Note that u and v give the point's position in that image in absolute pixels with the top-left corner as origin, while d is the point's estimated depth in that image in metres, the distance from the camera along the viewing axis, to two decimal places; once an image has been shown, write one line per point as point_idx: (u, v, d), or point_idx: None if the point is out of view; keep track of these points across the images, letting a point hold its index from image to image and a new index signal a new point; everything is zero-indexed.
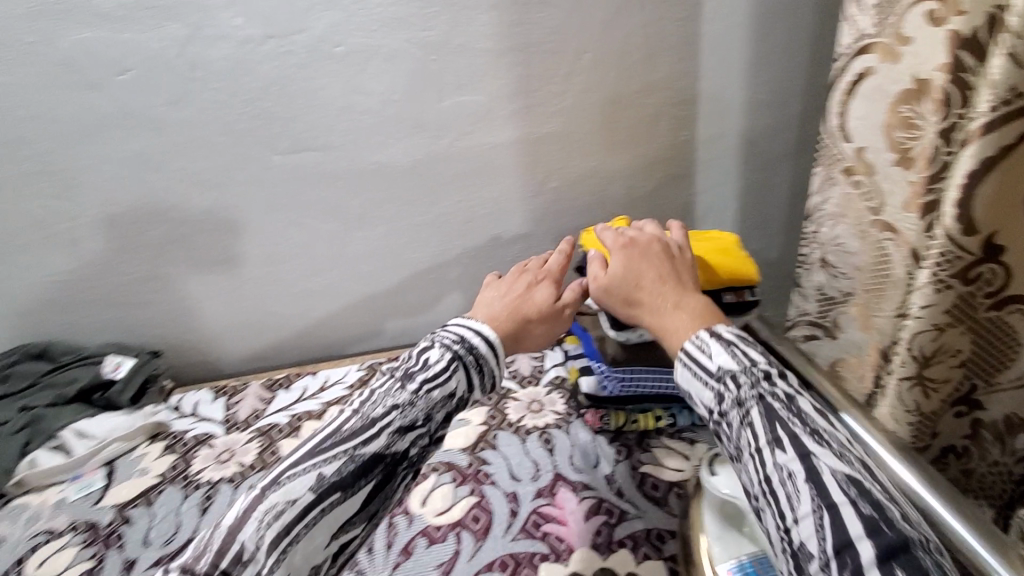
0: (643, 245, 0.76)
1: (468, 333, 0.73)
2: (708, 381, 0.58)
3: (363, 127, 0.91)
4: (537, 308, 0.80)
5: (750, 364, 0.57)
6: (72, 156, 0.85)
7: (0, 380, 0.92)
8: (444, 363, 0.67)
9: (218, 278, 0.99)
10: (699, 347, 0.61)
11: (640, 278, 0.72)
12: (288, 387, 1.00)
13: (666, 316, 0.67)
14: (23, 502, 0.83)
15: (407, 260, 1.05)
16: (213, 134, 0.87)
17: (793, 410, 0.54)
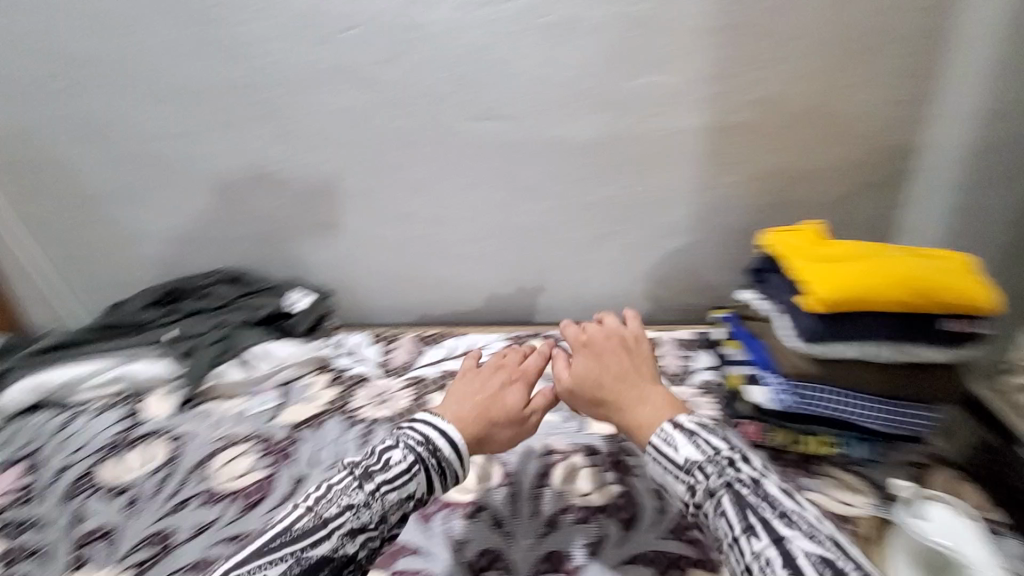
0: (599, 344, 0.73)
1: (419, 424, 0.66)
2: (677, 474, 0.57)
3: (551, 98, 0.92)
4: (502, 406, 0.70)
5: (715, 453, 0.56)
6: (293, 104, 0.93)
7: (204, 295, 1.03)
8: (405, 464, 0.61)
9: (390, 231, 1.05)
10: (664, 440, 0.59)
11: (602, 373, 0.69)
12: (437, 344, 1.05)
13: (635, 411, 0.64)
14: (209, 407, 0.91)
15: (566, 236, 1.05)
16: (415, 95, 0.92)
17: (761, 495, 0.52)
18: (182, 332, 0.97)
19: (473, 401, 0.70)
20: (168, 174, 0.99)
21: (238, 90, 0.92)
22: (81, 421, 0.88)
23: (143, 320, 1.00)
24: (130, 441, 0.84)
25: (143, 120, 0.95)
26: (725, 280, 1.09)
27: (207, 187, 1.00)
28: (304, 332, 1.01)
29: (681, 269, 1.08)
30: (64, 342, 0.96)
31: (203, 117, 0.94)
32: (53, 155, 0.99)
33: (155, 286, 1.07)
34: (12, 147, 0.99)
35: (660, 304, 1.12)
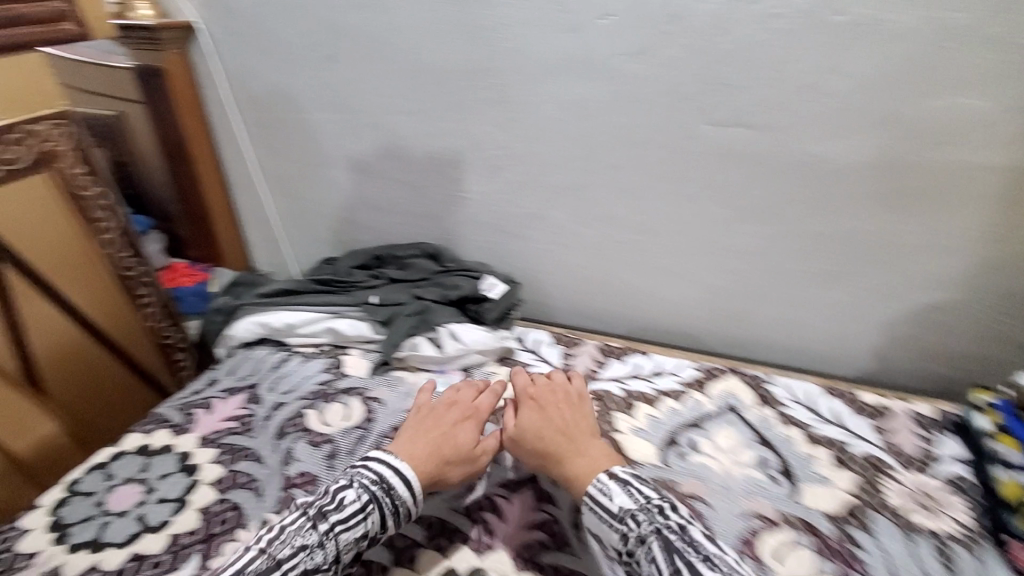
0: (548, 397, 0.79)
1: (388, 469, 0.68)
2: (612, 523, 0.62)
3: (817, 110, 0.79)
4: (472, 449, 0.74)
5: (645, 501, 0.63)
6: (526, 91, 0.90)
7: (406, 266, 1.08)
8: (359, 503, 0.64)
9: (592, 233, 1.00)
10: (601, 490, 0.65)
11: (546, 427, 0.74)
12: (621, 359, 0.98)
13: (577, 461, 0.69)
14: (399, 375, 0.94)
15: (788, 269, 0.93)
16: (657, 92, 0.84)
17: (686, 540, 0.58)
18: (384, 298, 1.01)
19: (438, 436, 0.73)
20: (394, 148, 1.03)
21: (476, 72, 0.91)
22: (292, 364, 0.95)
23: (352, 281, 1.07)
24: (331, 393, 0.89)
25: (381, 94, 0.98)
26: (987, 352, 0.89)
27: (428, 163, 1.03)
28: (493, 321, 1.00)
29: (929, 328, 0.90)
30: (286, 288, 1.05)
31: (438, 96, 0.95)
32: (297, 119, 1.07)
33: (365, 250, 1.14)
34: (265, 108, 1.08)
35: (887, 361, 0.96)
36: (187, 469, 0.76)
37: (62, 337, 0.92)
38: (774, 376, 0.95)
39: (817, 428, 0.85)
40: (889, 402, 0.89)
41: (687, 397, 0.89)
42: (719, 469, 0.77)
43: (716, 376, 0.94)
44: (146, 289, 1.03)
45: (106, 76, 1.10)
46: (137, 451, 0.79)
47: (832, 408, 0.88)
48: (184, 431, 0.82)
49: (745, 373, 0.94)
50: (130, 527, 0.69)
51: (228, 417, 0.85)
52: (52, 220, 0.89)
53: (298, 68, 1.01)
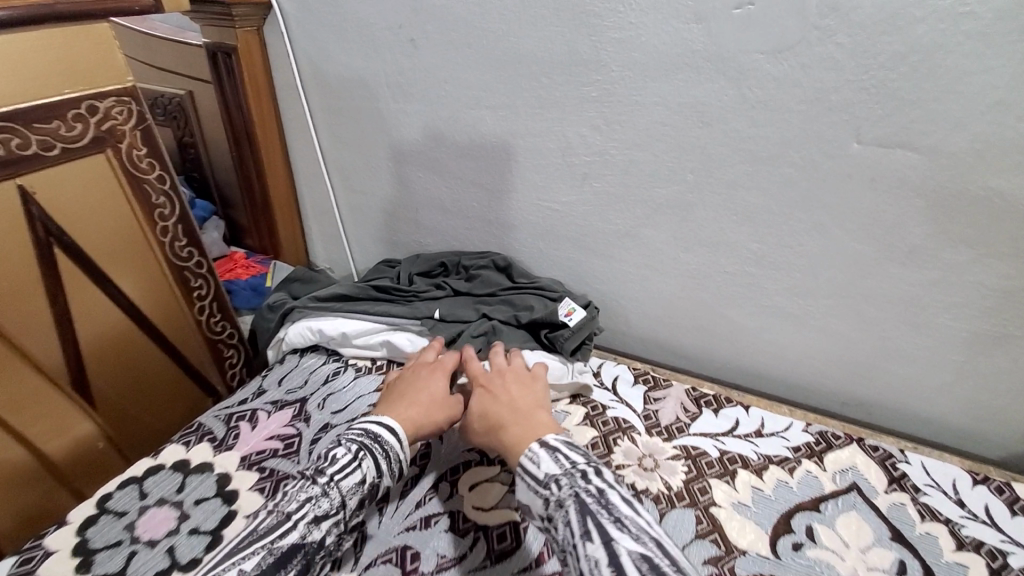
0: (504, 374, 0.74)
1: (375, 425, 0.66)
2: (536, 488, 0.57)
3: (1014, 134, 0.62)
4: (436, 413, 0.70)
5: (571, 467, 0.57)
6: (631, 91, 0.77)
7: (472, 278, 0.98)
8: (351, 453, 0.61)
9: (691, 259, 0.86)
10: (529, 457, 0.59)
11: (493, 402, 0.69)
12: (716, 410, 0.83)
13: (513, 428, 0.64)
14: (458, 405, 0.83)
15: (936, 324, 0.76)
16: (796, 100, 0.69)
17: (601, 502, 0.53)
18: (451, 315, 0.92)
19: (413, 403, 0.70)
20: (470, 145, 0.93)
21: (574, 66, 0.79)
22: (344, 379, 0.87)
23: (415, 291, 0.98)
24: None
25: (462, 86, 0.88)
26: None
27: (506, 164, 0.92)
28: (569, 352, 0.89)
29: None
30: (345, 293, 0.97)
31: (526, 90, 0.83)
32: (368, 108, 0.98)
33: (429, 256, 1.05)
34: (333, 94, 1.00)
35: None
36: (224, 496, 0.68)
37: (111, 328, 0.86)
38: (906, 451, 0.78)
39: (964, 527, 0.69)
40: None
41: (797, 468, 0.74)
42: (846, 572, 0.62)
43: (832, 442, 0.79)
44: (199, 280, 0.97)
45: (182, 53, 1.06)
46: (174, 466, 0.71)
47: (984, 503, 0.72)
48: (225, 448, 0.74)
49: (868, 444, 0.78)
50: (157, 561, 0.61)
51: (273, 436, 0.76)
52: (110, 204, 0.83)
53: (373, 52, 0.92)
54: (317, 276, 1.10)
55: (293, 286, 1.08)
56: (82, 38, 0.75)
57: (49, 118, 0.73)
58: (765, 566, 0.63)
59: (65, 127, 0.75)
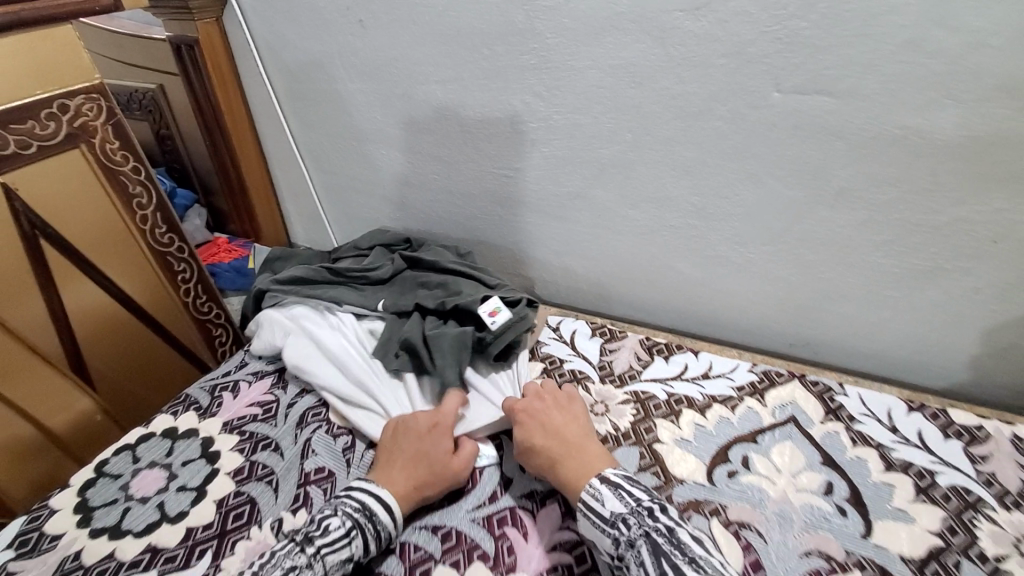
0: (542, 406, 0.74)
1: (381, 506, 0.64)
2: (605, 529, 0.59)
3: (922, 72, 0.64)
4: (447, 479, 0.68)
5: (636, 504, 0.60)
6: (567, 56, 0.80)
7: (415, 264, 1.01)
8: (344, 527, 0.61)
9: (639, 215, 0.90)
10: (591, 495, 0.62)
11: (541, 437, 0.70)
12: (667, 357, 0.89)
13: (571, 469, 0.65)
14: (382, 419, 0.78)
15: (868, 263, 0.79)
16: (718, 54, 0.72)
17: (672, 541, 0.55)
18: (394, 305, 0.93)
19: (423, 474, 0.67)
20: (426, 120, 0.96)
21: (510, 35, 0.81)
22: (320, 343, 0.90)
23: (366, 273, 1.00)
24: None
25: (412, 62, 0.91)
26: None
27: (459, 136, 0.95)
28: (494, 355, 0.86)
29: None
30: (304, 277, 1.00)
31: (470, 62, 0.86)
32: (329, 91, 1.02)
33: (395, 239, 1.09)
34: (294, 79, 1.04)
35: (988, 373, 0.82)
36: (209, 456, 0.76)
37: (103, 315, 0.93)
38: (845, 384, 0.82)
39: (894, 450, 0.73)
40: (990, 425, 0.75)
41: (740, 405, 0.80)
42: (775, 494, 0.68)
43: (773, 380, 0.83)
44: (182, 264, 1.03)
45: (149, 49, 1.10)
46: (164, 433, 0.79)
47: (917, 429, 0.75)
48: (209, 415, 0.82)
49: (809, 380, 0.83)
50: (149, 515, 0.69)
51: (252, 403, 0.83)
52: (91, 197, 0.89)
53: (326, 36, 0.95)
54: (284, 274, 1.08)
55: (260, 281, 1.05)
56: (45, 41, 0.79)
57: (25, 118, 0.78)
58: (700, 492, 0.69)
59: (40, 125, 0.80)
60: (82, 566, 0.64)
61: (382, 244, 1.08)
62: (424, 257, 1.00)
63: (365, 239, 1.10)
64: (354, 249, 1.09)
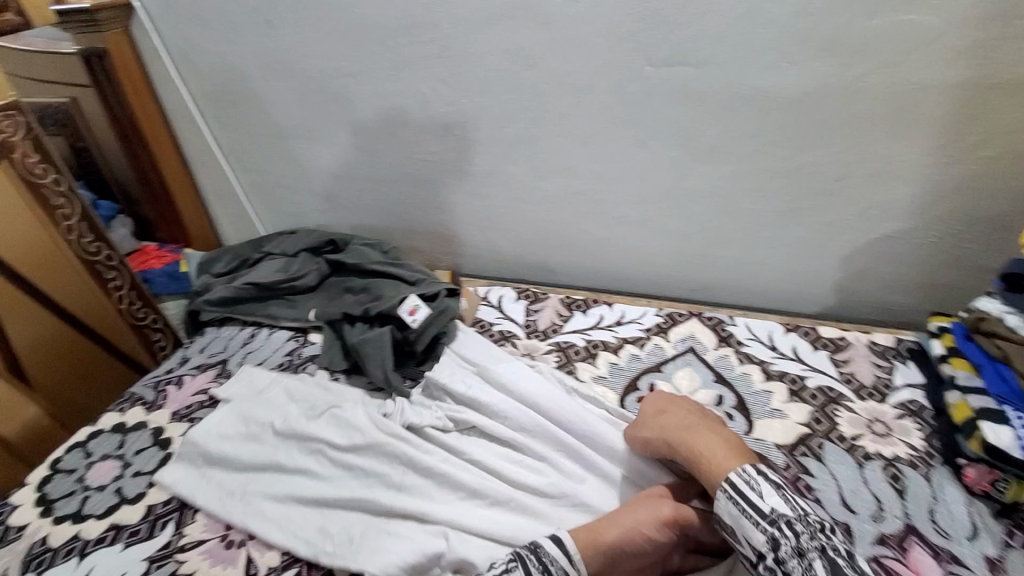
0: (669, 399, 0.72)
1: (544, 542, 0.61)
2: (759, 523, 0.56)
3: (759, 39, 0.76)
4: (629, 519, 0.61)
5: (803, 513, 0.56)
6: (465, 44, 0.88)
7: (339, 267, 1.03)
8: (505, 563, 0.60)
9: (548, 185, 0.99)
10: (746, 484, 0.58)
11: (677, 428, 0.67)
12: (585, 310, 0.98)
13: (711, 454, 0.62)
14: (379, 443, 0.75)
15: (742, 209, 0.92)
16: (594, 34, 0.82)
17: (851, 562, 0.53)
18: (323, 313, 0.96)
19: (606, 520, 0.62)
20: (345, 113, 1.02)
21: (413, 27, 0.88)
22: (261, 338, 0.97)
23: (291, 282, 1.00)
24: (298, 363, 0.92)
25: (324, 58, 0.96)
26: (945, 278, 0.89)
27: (377, 126, 1.02)
28: (421, 352, 0.89)
29: (890, 259, 0.90)
30: (231, 296, 1.01)
31: (378, 55, 0.93)
32: (248, 91, 1.06)
33: (313, 236, 1.08)
34: (213, 81, 1.07)
35: (850, 294, 0.96)
36: (160, 443, 0.80)
37: (40, 325, 0.95)
38: (735, 316, 0.95)
39: (774, 364, 0.85)
40: (850, 334, 0.88)
41: (648, 343, 0.91)
42: None
43: (676, 320, 0.95)
44: (113, 272, 1.04)
45: (58, 63, 1.07)
46: (113, 428, 0.82)
47: (792, 345, 0.88)
48: (156, 407, 0.85)
49: (705, 316, 0.95)
50: (109, 499, 0.73)
51: (198, 391, 0.88)
52: (11, 212, 0.89)
53: (239, 39, 0.99)
54: (278, 388, 0.84)
55: (268, 422, 0.79)
56: None
57: None
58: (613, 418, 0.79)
59: None
60: (49, 549, 0.69)
61: (308, 248, 1.07)
62: (346, 261, 1.01)
63: (288, 242, 1.09)
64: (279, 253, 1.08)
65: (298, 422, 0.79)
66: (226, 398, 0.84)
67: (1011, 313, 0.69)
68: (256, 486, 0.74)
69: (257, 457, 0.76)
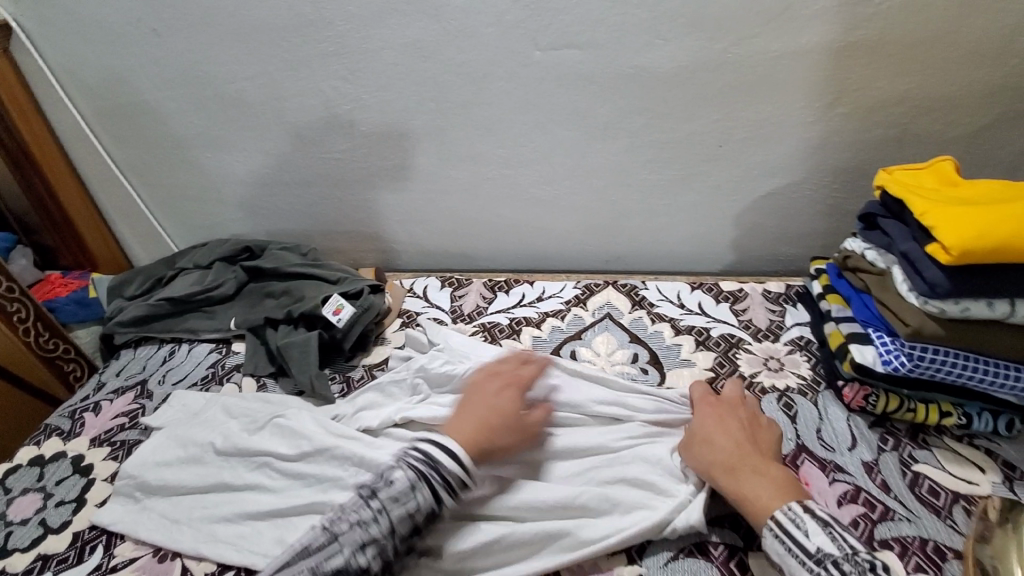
0: (724, 410, 0.66)
1: (430, 443, 0.60)
2: (805, 563, 0.51)
3: (634, 20, 0.82)
4: (502, 418, 0.64)
5: (852, 552, 0.50)
6: (360, 40, 0.89)
7: (258, 274, 1.01)
8: (405, 474, 0.57)
9: (460, 174, 1.02)
10: (792, 521, 0.53)
11: (722, 443, 0.62)
12: (507, 291, 1.02)
13: (752, 483, 0.57)
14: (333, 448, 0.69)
15: (642, 180, 0.98)
16: (484, 24, 0.85)
17: None
18: (245, 322, 0.94)
19: (475, 416, 0.64)
20: (248, 118, 1.01)
21: (306, 26, 0.89)
22: (181, 354, 0.95)
23: (209, 292, 0.99)
24: (222, 374, 0.90)
25: (218, 63, 0.95)
26: (822, 226, 0.99)
27: (283, 129, 1.01)
28: (348, 349, 0.90)
29: (775, 214, 0.99)
30: (146, 314, 0.98)
31: (274, 56, 0.92)
32: (142, 103, 1.02)
33: (229, 244, 1.06)
34: (102, 94, 1.02)
35: (745, 250, 1.05)
36: (81, 470, 0.77)
37: None
38: (646, 281, 1.01)
39: (683, 319, 0.92)
40: (747, 286, 0.96)
41: (568, 314, 0.95)
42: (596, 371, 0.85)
43: (594, 290, 1.00)
44: (15, 304, 1.00)
45: None
46: (30, 462, 0.79)
47: (698, 301, 0.95)
48: (74, 435, 0.82)
49: (620, 284, 1.01)
50: (33, 531, 0.71)
51: (118, 414, 0.85)
52: None
53: (125, 50, 0.96)
54: (214, 410, 0.80)
55: (207, 443, 0.74)
56: None
57: None
58: None
59: None
60: None
61: (223, 257, 1.05)
62: (264, 266, 1.00)
63: (203, 254, 1.07)
64: (195, 265, 1.06)
65: (239, 437, 0.73)
66: (161, 426, 0.80)
67: (868, 249, 0.76)
68: (202, 509, 0.69)
69: (200, 479, 0.71)
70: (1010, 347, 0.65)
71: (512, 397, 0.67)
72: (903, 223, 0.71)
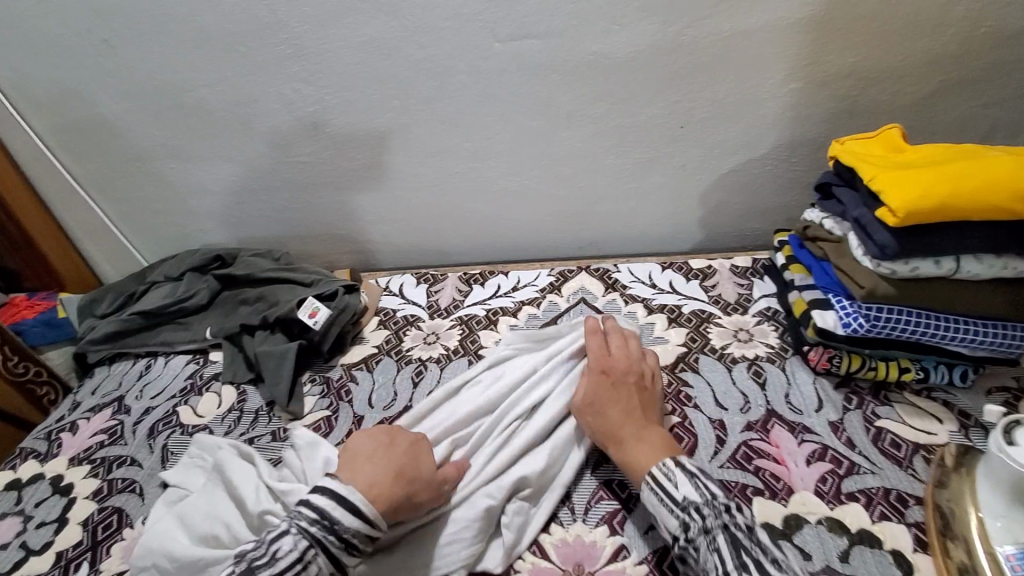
0: (616, 369, 0.71)
1: (325, 500, 0.56)
2: (674, 509, 0.55)
3: (589, 6, 0.83)
4: (415, 472, 0.62)
5: (712, 496, 0.55)
6: (318, 41, 0.89)
7: (231, 282, 1.01)
8: (296, 549, 0.53)
9: (428, 169, 1.02)
10: (666, 474, 0.58)
11: (610, 404, 0.67)
12: (483, 283, 1.03)
13: (631, 444, 0.63)
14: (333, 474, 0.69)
15: (607, 165, 1.00)
16: (441, 18, 0.85)
17: (752, 538, 0.52)
18: (221, 330, 0.94)
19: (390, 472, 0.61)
20: (211, 126, 1.00)
21: (263, 30, 0.88)
22: (157, 367, 0.94)
23: (182, 304, 0.98)
24: (201, 385, 0.90)
25: (175, 71, 0.93)
26: (784, 200, 1.02)
27: (246, 135, 1.00)
28: (327, 351, 0.91)
29: (738, 191, 1.02)
30: (119, 330, 0.97)
31: (233, 61, 0.92)
32: (99, 117, 1.01)
33: (199, 254, 1.05)
34: (56, 110, 1.01)
35: (712, 228, 1.07)
36: (61, 490, 0.76)
37: None
38: (618, 264, 1.03)
39: (655, 299, 0.94)
40: (715, 262, 0.99)
41: (543, 301, 0.97)
42: None
43: (567, 276, 1.02)
44: None
45: None
46: (8, 486, 0.78)
47: (669, 280, 0.97)
48: (52, 456, 0.81)
49: (592, 269, 1.03)
50: (14, 555, 0.70)
51: (97, 432, 0.84)
52: None
53: (78, 63, 0.94)
54: (224, 456, 0.70)
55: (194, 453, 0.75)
56: None
57: None
58: None
59: None
60: None
61: (194, 267, 1.04)
62: (236, 273, 0.99)
63: (173, 265, 1.06)
64: (166, 277, 1.05)
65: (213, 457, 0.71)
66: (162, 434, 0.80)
67: (825, 218, 0.79)
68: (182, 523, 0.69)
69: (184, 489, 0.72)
70: (959, 302, 0.68)
71: (422, 448, 0.65)
72: (855, 190, 0.74)
